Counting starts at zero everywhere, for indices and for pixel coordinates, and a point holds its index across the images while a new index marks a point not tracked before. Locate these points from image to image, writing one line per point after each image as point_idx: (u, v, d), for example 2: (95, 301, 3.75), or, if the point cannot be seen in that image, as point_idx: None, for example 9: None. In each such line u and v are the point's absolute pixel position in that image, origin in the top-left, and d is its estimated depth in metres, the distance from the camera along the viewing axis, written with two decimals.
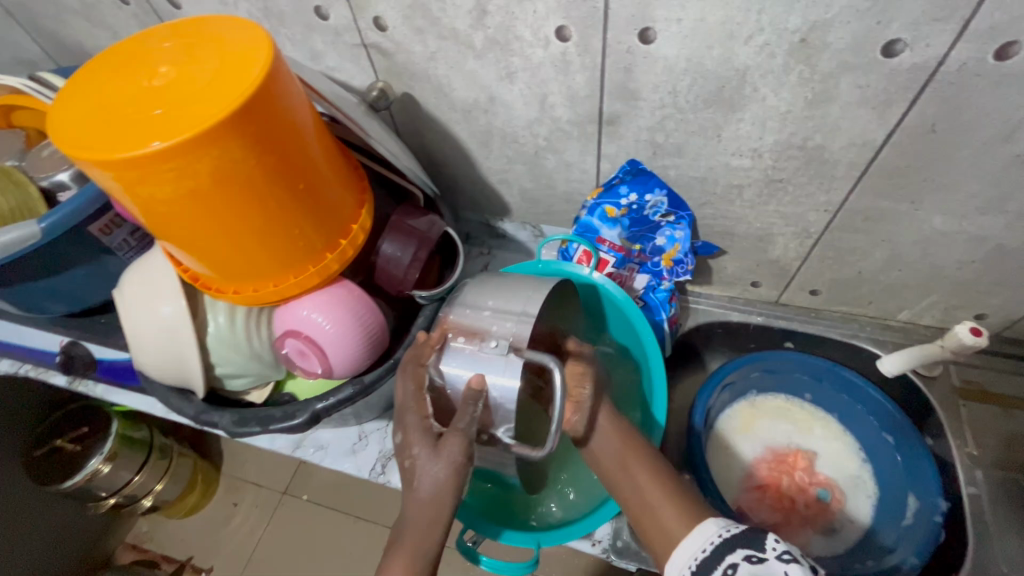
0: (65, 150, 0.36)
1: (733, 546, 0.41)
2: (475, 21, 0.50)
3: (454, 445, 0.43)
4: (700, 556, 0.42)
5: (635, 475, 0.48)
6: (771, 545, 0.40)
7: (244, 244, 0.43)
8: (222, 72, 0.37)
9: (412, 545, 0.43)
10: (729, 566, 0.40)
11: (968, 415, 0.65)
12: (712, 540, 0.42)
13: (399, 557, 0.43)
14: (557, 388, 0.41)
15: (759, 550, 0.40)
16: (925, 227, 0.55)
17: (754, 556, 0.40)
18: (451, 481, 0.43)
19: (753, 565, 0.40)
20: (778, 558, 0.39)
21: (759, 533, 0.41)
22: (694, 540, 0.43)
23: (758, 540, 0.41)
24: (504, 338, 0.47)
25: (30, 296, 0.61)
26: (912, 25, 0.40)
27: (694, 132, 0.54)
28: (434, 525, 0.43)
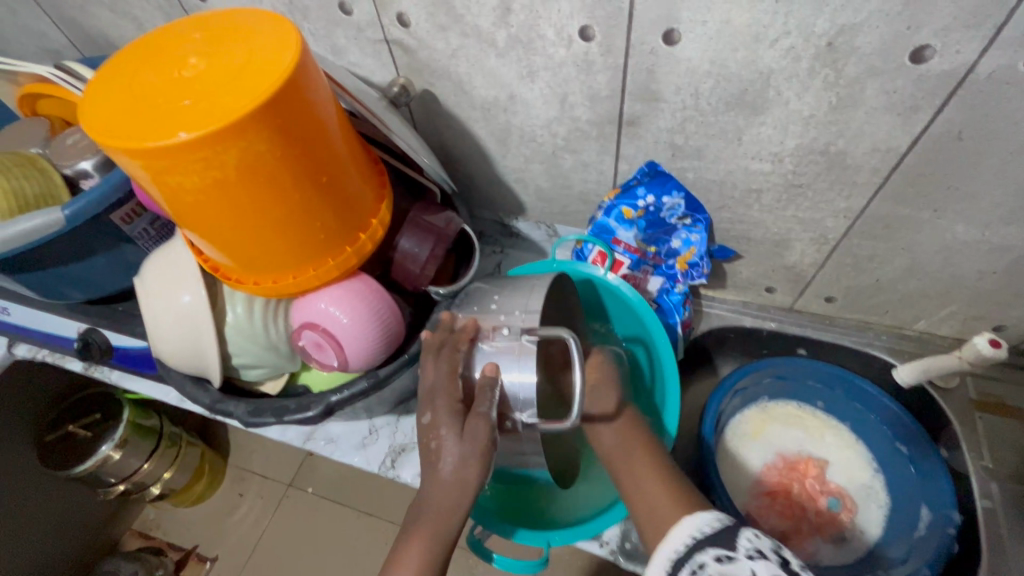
0: (94, 137, 0.36)
1: (703, 545, 0.41)
2: (498, 18, 0.50)
3: (478, 427, 0.44)
4: (676, 556, 0.41)
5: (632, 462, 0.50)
6: (743, 544, 0.39)
7: (266, 236, 0.43)
8: (251, 64, 0.37)
9: (429, 531, 0.44)
10: (698, 565, 0.40)
11: (984, 428, 0.64)
12: (687, 539, 0.41)
13: (417, 539, 0.44)
14: (574, 354, 0.41)
15: (731, 548, 0.39)
16: (947, 236, 0.54)
17: (724, 555, 0.39)
18: (466, 466, 0.44)
19: (722, 564, 0.39)
20: (747, 557, 0.38)
21: (732, 529, 0.41)
22: (674, 538, 0.42)
23: (729, 537, 0.40)
24: (516, 326, 0.49)
25: (51, 282, 0.61)
26: (942, 31, 0.40)
27: (714, 135, 0.54)
28: (452, 513, 0.44)
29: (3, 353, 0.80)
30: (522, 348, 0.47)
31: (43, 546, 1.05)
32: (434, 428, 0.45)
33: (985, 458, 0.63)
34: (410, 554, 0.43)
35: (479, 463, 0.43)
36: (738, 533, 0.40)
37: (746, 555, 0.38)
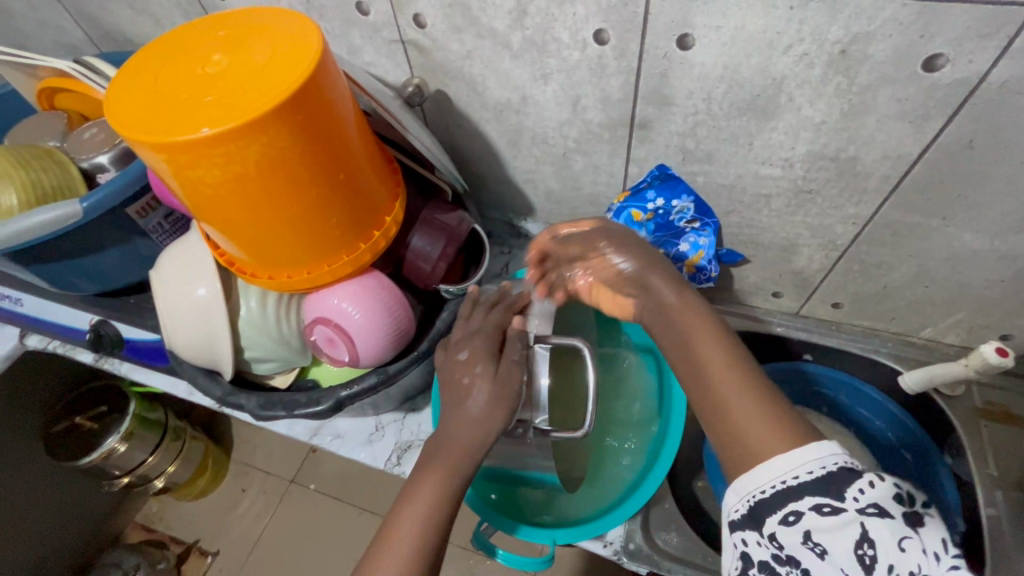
0: (118, 130, 0.37)
1: (800, 494, 0.36)
2: (514, 21, 0.51)
3: (511, 373, 0.46)
4: (761, 497, 0.37)
5: (699, 353, 0.43)
6: (854, 495, 0.35)
7: (283, 231, 0.44)
8: (273, 62, 0.38)
9: (446, 467, 0.44)
10: (792, 513, 0.36)
11: (989, 436, 0.64)
12: (778, 484, 0.37)
13: (433, 472, 0.45)
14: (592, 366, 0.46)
15: (837, 500, 0.35)
16: (956, 244, 0.54)
17: (828, 508, 0.35)
18: (489, 408, 0.45)
19: (823, 515, 0.36)
20: (860, 510, 0.35)
21: (841, 478, 0.35)
22: (760, 477, 0.37)
23: (837, 487, 0.35)
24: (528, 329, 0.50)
25: (65, 274, 0.62)
26: (955, 40, 0.40)
27: (725, 140, 0.54)
28: (470, 449, 0.45)
29: (15, 343, 0.81)
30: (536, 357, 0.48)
31: (47, 536, 1.06)
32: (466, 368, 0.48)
33: (990, 466, 0.62)
34: (422, 488, 0.44)
35: (508, 407, 0.45)
36: (847, 483, 0.35)
37: (858, 510, 0.35)
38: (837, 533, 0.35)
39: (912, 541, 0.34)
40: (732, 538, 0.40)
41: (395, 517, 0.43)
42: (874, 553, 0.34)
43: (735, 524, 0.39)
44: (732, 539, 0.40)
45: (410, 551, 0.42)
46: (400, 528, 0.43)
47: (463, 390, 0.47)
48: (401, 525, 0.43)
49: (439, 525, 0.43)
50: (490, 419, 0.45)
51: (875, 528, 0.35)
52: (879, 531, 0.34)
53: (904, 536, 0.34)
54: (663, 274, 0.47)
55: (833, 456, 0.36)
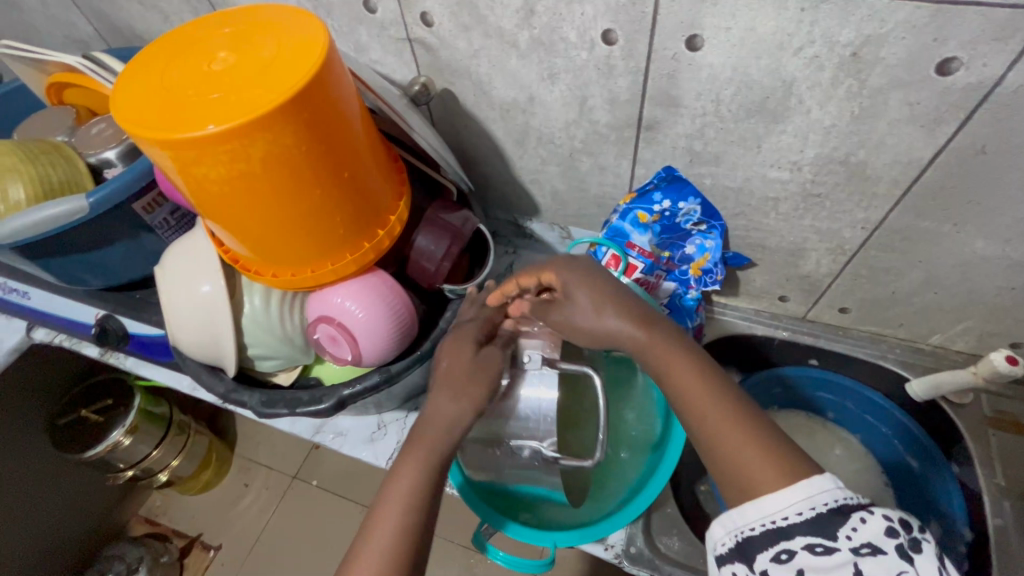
0: (125, 127, 0.37)
1: (792, 533, 0.36)
2: (522, 20, 0.51)
3: (493, 355, 0.48)
4: (750, 535, 0.38)
5: (675, 372, 0.43)
6: (846, 533, 0.36)
7: (287, 229, 0.44)
8: (278, 61, 0.38)
9: (427, 442, 0.44)
10: (784, 552, 0.37)
11: (998, 445, 0.63)
12: (768, 522, 0.37)
13: (415, 449, 0.44)
14: (603, 397, 0.47)
15: (830, 540, 0.36)
16: (967, 251, 0.54)
17: (819, 547, 0.36)
18: (462, 398, 0.46)
19: (816, 555, 0.36)
20: (853, 550, 0.35)
21: (831, 518, 0.36)
22: (748, 515, 0.38)
23: (827, 526, 0.36)
24: (535, 352, 0.51)
25: (71, 269, 0.62)
26: (970, 43, 0.40)
27: (734, 142, 0.54)
28: (449, 431, 0.45)
29: (22, 336, 0.82)
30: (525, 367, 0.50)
31: (51, 528, 1.07)
32: (458, 369, 0.47)
33: (997, 475, 0.61)
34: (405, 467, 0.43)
35: (485, 380, 0.47)
36: (837, 524, 0.36)
37: (851, 548, 0.35)
38: (828, 571, 0.36)
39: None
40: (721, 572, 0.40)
41: (380, 511, 0.42)
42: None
43: (721, 558, 0.40)
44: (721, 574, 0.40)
45: (390, 537, 0.40)
46: (383, 519, 0.41)
47: (450, 385, 0.46)
48: (382, 516, 0.41)
49: (421, 512, 0.42)
50: (462, 403, 0.45)
51: (870, 566, 0.35)
52: (873, 568, 0.35)
53: (899, 571, 0.34)
54: (620, 312, 0.47)
55: (823, 494, 0.36)
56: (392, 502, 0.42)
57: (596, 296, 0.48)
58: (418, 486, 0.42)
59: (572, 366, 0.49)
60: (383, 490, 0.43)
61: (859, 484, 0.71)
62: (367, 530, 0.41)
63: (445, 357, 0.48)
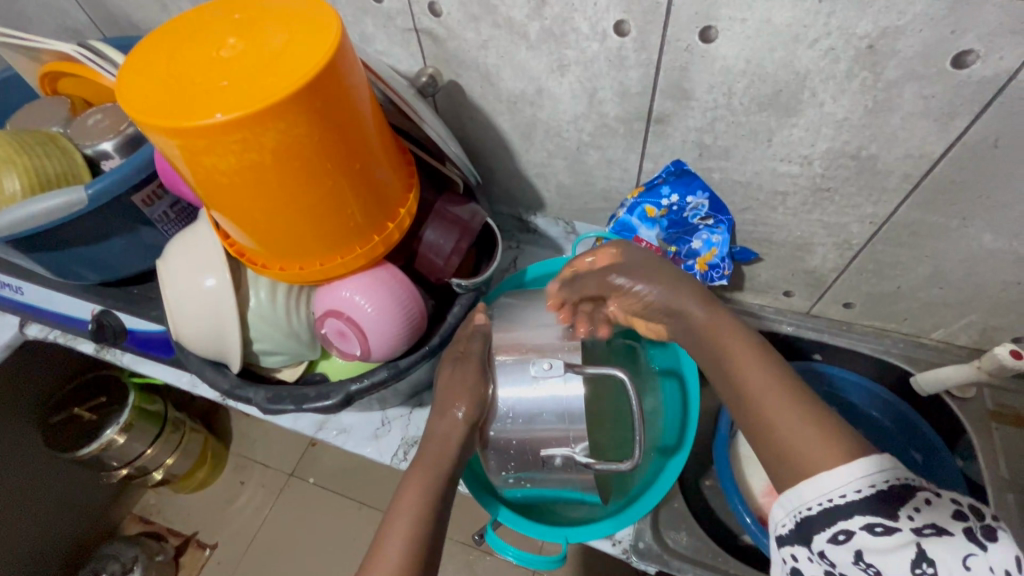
0: (130, 114, 0.36)
1: (852, 512, 0.36)
2: (533, 10, 0.50)
3: (467, 370, 0.49)
4: (807, 514, 0.37)
5: (737, 363, 0.43)
6: (906, 515, 0.35)
7: (296, 221, 0.43)
8: (289, 47, 0.37)
9: (427, 463, 0.46)
10: (843, 531, 0.36)
11: (1001, 439, 0.64)
12: (824, 501, 0.36)
13: (416, 471, 0.45)
14: (633, 395, 0.45)
15: (891, 520, 0.35)
16: (974, 245, 0.54)
17: (881, 526, 0.35)
18: (458, 411, 0.47)
19: (876, 535, 0.35)
20: (916, 532, 0.35)
21: (892, 501, 0.35)
22: (806, 493, 0.37)
23: (888, 506, 0.35)
24: (556, 359, 0.48)
25: (67, 264, 0.61)
26: (987, 36, 0.40)
27: (744, 136, 0.54)
28: (453, 448, 0.46)
29: (15, 331, 0.80)
30: (496, 368, 0.49)
31: (44, 527, 1.05)
32: (455, 384, 0.49)
33: (1000, 469, 0.62)
34: (410, 488, 0.44)
35: (471, 391, 0.48)
36: (900, 504, 0.35)
37: (911, 531, 0.35)
38: (891, 554, 0.35)
39: (977, 558, 0.34)
40: (780, 554, 0.40)
41: (391, 517, 0.42)
42: (934, 572, 0.34)
43: (781, 538, 0.40)
44: (780, 552, 0.40)
45: (402, 543, 0.41)
46: (393, 527, 0.42)
47: (447, 400, 0.48)
48: (393, 524, 0.42)
49: (428, 523, 0.42)
50: (451, 417, 0.47)
51: (936, 550, 0.34)
52: (939, 550, 0.34)
53: (968, 552, 0.34)
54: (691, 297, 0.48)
55: (885, 472, 0.36)
56: (403, 509, 0.43)
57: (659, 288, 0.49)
58: (426, 495, 0.44)
59: (600, 368, 0.46)
60: (392, 504, 0.44)
61: None
62: (381, 538, 0.42)
63: (447, 384, 0.49)
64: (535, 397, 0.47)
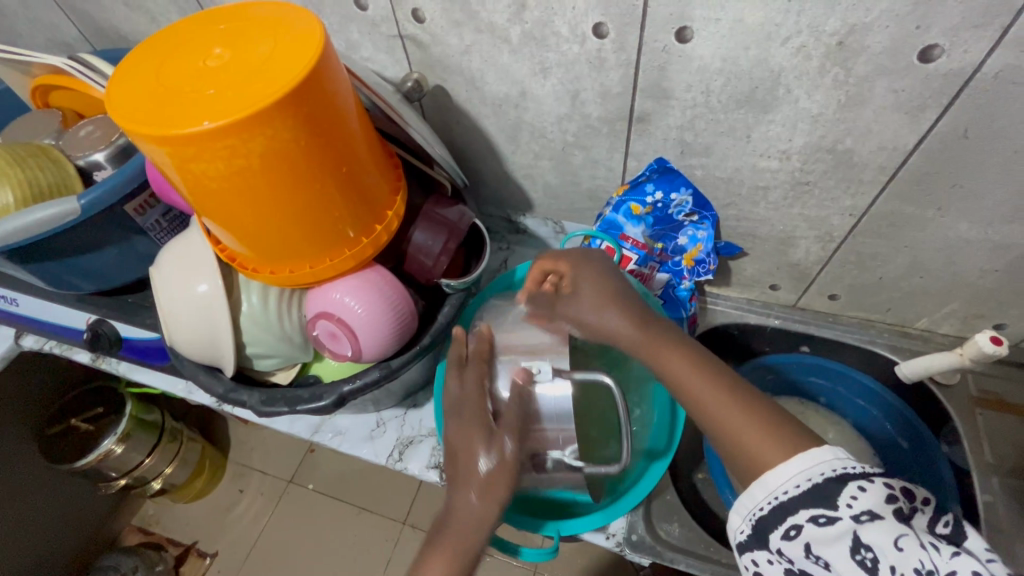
0: (120, 124, 0.37)
1: (795, 508, 0.37)
2: (513, 15, 0.51)
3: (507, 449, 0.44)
4: (760, 514, 0.38)
5: (673, 366, 0.45)
6: (845, 502, 0.35)
7: (285, 225, 0.44)
8: (275, 55, 0.38)
9: (453, 545, 0.43)
10: (793, 527, 0.37)
11: (984, 424, 0.65)
12: (773, 501, 0.38)
13: (441, 549, 0.43)
14: (620, 399, 0.46)
15: (831, 510, 0.36)
16: (950, 234, 0.55)
17: (823, 518, 0.36)
18: (485, 494, 0.44)
19: (822, 526, 0.36)
20: (853, 518, 0.35)
21: (829, 488, 0.36)
22: (756, 495, 0.39)
23: (825, 495, 0.36)
24: (544, 363, 0.48)
25: (63, 274, 0.62)
26: (950, 31, 0.41)
27: (723, 132, 0.55)
28: (482, 528, 0.43)
29: (10, 343, 0.80)
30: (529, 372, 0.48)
31: (43, 539, 1.05)
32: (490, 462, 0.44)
33: (984, 453, 0.63)
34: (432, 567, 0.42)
35: (510, 478, 0.44)
36: (837, 491, 0.36)
37: (852, 518, 0.35)
38: (835, 542, 0.35)
39: (908, 538, 0.34)
40: (743, 560, 0.41)
41: None
42: (873, 556, 0.34)
43: (743, 545, 0.40)
44: (744, 560, 0.41)
45: None
46: None
47: (469, 473, 0.45)
48: None
49: None
50: (485, 501, 0.44)
51: (871, 535, 0.35)
52: (874, 534, 0.35)
53: (901, 534, 0.34)
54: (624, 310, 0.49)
55: (820, 465, 0.37)
56: None
57: (602, 296, 0.50)
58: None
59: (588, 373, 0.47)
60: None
61: None
62: None
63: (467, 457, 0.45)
64: (521, 400, 0.48)
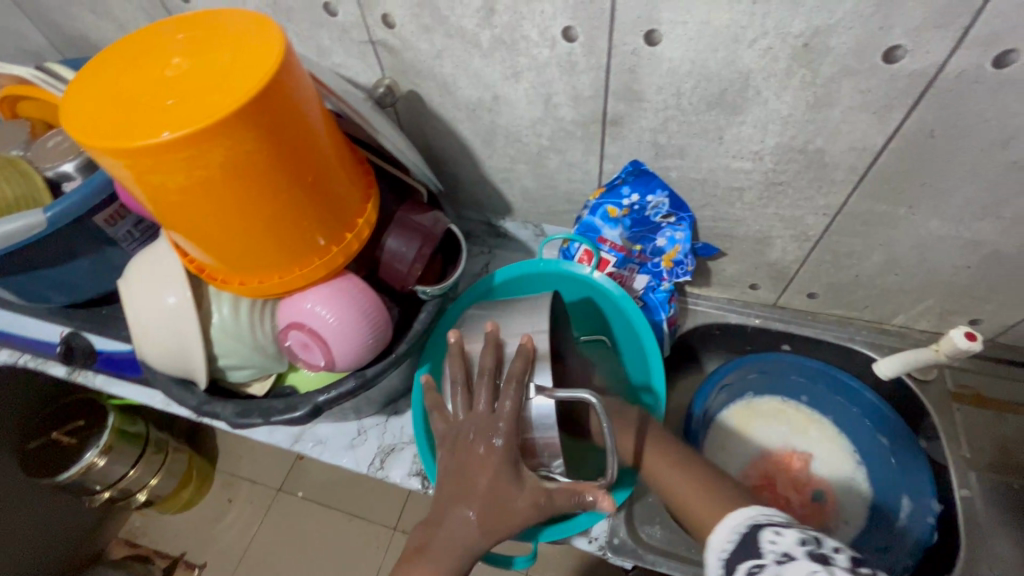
0: (76, 138, 0.36)
1: (738, 560, 0.38)
2: (482, 20, 0.51)
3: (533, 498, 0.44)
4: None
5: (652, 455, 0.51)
6: (768, 547, 0.37)
7: (253, 236, 0.44)
8: (233, 64, 0.37)
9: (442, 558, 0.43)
10: None
11: (962, 419, 0.65)
12: (720, 558, 0.40)
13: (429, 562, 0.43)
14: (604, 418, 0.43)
15: (757, 555, 0.37)
16: (922, 231, 0.56)
17: (755, 568, 0.36)
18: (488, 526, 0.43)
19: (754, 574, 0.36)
20: (775, 560, 0.36)
21: (754, 535, 0.38)
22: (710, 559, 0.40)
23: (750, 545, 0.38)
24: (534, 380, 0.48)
25: (33, 287, 0.61)
26: (912, 31, 0.41)
27: (696, 134, 0.55)
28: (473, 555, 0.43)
29: None
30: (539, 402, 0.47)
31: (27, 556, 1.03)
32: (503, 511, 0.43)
33: (961, 448, 0.64)
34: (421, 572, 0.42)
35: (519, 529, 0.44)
36: (760, 537, 0.38)
37: (773, 559, 0.36)
38: None
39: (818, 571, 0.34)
40: None
41: None
42: None
43: None
44: None
45: None
46: None
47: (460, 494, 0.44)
48: None
49: None
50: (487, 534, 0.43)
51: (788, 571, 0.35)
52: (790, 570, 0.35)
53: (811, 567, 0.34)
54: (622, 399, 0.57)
55: (744, 519, 0.40)
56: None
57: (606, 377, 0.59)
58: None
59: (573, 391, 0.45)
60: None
61: (835, 466, 0.70)
62: None
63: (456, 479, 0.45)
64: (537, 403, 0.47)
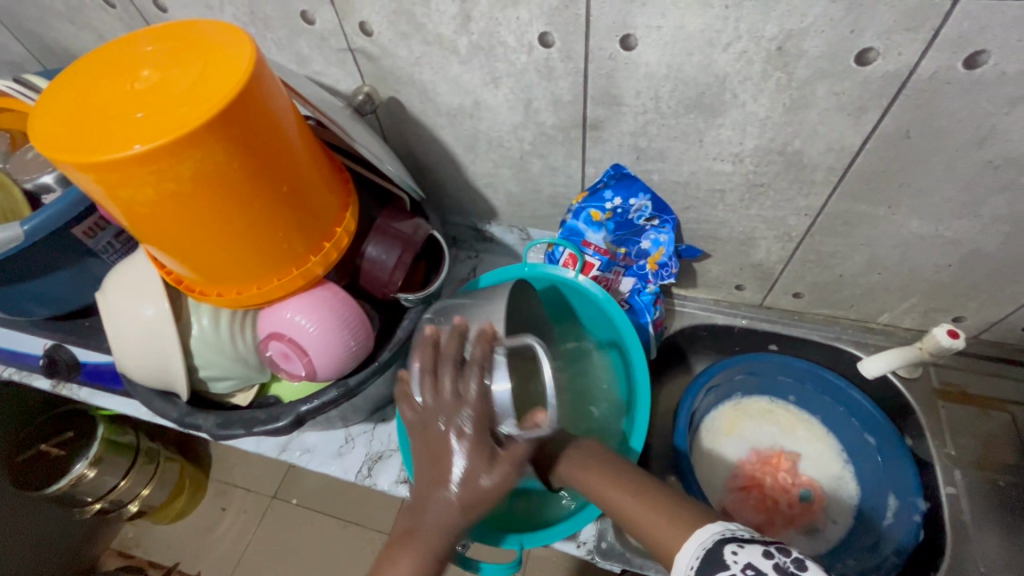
0: (44, 153, 0.36)
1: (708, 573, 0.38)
2: (459, 26, 0.51)
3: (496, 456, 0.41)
4: None
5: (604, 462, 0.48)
6: (732, 559, 0.38)
7: (228, 247, 0.43)
8: (203, 76, 0.37)
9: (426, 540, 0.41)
10: None
11: (947, 416, 0.66)
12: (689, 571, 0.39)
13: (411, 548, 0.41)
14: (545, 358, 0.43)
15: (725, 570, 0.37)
16: (903, 230, 0.56)
17: None
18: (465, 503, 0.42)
19: None
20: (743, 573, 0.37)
21: (717, 550, 0.39)
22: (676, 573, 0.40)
23: (716, 561, 0.38)
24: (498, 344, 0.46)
25: (13, 300, 0.60)
26: (884, 34, 0.41)
27: (675, 137, 0.55)
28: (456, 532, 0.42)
29: None
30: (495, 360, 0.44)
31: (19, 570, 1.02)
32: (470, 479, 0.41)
33: (946, 446, 0.64)
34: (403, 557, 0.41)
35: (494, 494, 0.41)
36: (724, 552, 0.38)
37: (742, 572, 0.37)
38: None
39: None
40: None
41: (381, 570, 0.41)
42: None
43: None
44: None
45: None
46: None
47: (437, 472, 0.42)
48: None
49: None
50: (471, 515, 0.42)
51: None
52: None
53: None
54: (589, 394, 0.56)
55: (709, 534, 0.40)
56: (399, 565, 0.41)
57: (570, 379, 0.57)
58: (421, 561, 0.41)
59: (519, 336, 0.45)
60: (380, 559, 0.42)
61: (823, 464, 0.70)
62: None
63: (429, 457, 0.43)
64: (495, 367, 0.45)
